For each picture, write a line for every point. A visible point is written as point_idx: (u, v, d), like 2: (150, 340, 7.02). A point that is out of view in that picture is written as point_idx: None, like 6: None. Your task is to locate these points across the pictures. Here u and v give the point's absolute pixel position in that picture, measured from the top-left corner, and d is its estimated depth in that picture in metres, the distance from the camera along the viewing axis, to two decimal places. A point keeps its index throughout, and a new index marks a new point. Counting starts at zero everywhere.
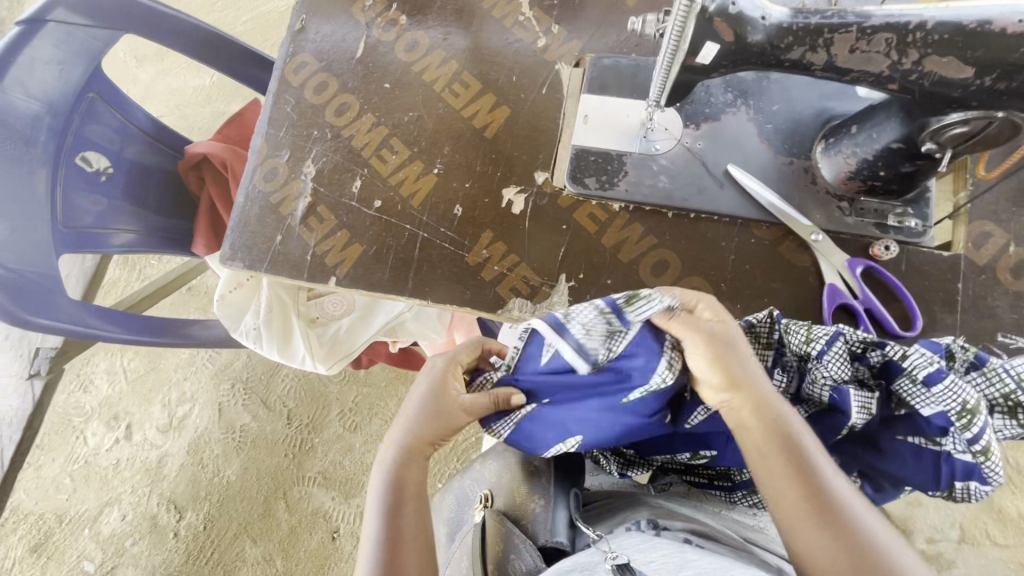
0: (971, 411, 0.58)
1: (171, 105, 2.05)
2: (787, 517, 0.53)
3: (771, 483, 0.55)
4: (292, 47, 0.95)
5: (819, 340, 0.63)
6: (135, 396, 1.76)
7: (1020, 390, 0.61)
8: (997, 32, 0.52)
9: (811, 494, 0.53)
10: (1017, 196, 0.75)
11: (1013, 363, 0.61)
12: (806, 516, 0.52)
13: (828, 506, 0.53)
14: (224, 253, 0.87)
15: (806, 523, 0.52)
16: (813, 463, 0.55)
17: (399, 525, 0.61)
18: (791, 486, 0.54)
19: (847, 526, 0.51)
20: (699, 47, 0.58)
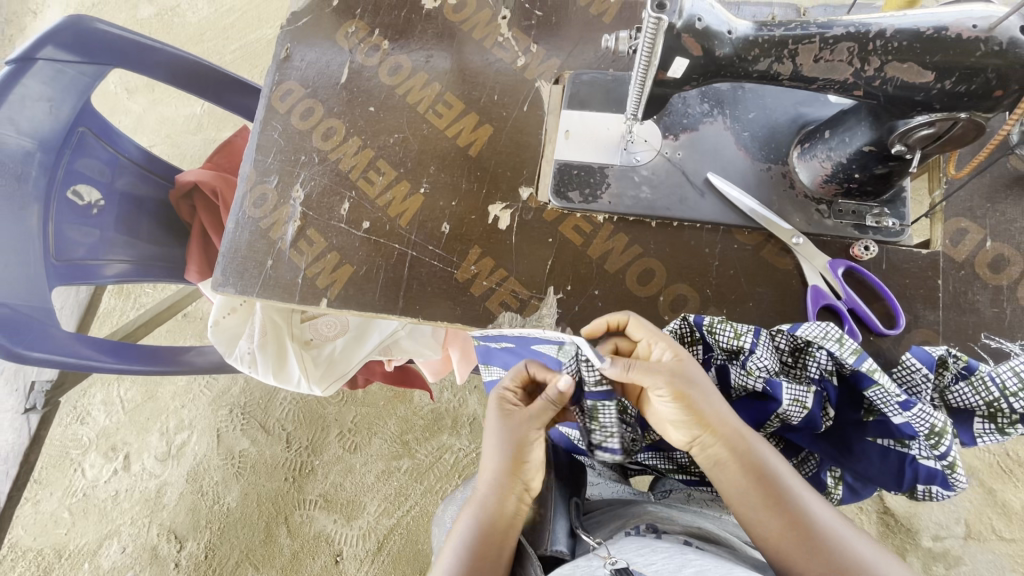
0: (938, 433, 0.61)
1: (162, 135, 2.08)
2: (773, 548, 0.58)
3: (754, 516, 0.59)
4: (278, 75, 0.97)
5: (748, 334, 0.66)
6: (132, 426, 1.76)
7: (1004, 399, 0.62)
8: (952, 37, 0.53)
9: (793, 523, 0.58)
10: (991, 192, 0.76)
11: (999, 370, 0.63)
12: (787, 543, 0.57)
13: (807, 538, 0.57)
14: (215, 279, 0.89)
15: (795, 553, 0.57)
16: (788, 494, 0.59)
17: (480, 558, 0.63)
18: (775, 519, 0.58)
19: (828, 548, 0.56)
20: (669, 62, 0.60)
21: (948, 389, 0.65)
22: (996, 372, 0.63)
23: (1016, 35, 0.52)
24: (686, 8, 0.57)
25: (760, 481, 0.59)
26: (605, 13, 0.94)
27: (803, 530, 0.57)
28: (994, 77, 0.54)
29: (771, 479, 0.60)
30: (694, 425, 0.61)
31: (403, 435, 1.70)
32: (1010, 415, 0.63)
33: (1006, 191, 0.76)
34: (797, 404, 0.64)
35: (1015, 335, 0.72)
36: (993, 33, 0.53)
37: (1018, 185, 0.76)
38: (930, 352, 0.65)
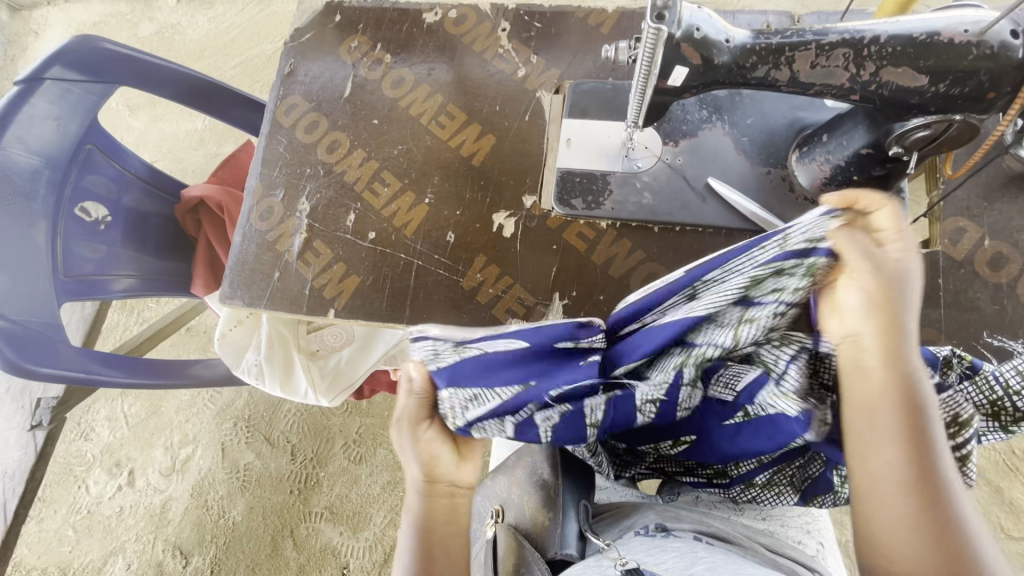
0: (963, 423, 0.61)
1: (164, 151, 2.10)
2: (879, 482, 0.49)
3: (873, 447, 0.50)
4: (282, 90, 0.99)
5: None
6: (136, 442, 1.76)
7: (1007, 397, 0.63)
8: (945, 42, 0.55)
9: (924, 471, 0.48)
10: (988, 191, 0.77)
11: (1003, 369, 0.63)
12: (900, 484, 0.49)
13: (928, 491, 0.48)
14: (223, 292, 0.90)
15: (904, 499, 0.48)
16: (931, 443, 0.49)
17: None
18: (901, 460, 0.49)
19: (947, 512, 0.47)
20: (669, 71, 0.61)
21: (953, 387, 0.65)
22: (1001, 369, 0.63)
23: (1007, 39, 0.53)
24: (685, 18, 0.58)
25: (906, 417, 0.49)
26: (604, 23, 0.95)
27: (933, 482, 0.48)
28: (987, 79, 0.55)
29: (920, 417, 0.49)
30: (873, 323, 0.51)
31: None
32: (1013, 414, 0.63)
33: (1002, 190, 0.77)
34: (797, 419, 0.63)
35: (1017, 332, 0.72)
36: (985, 37, 0.54)
37: (1014, 184, 0.77)
38: (934, 352, 0.64)
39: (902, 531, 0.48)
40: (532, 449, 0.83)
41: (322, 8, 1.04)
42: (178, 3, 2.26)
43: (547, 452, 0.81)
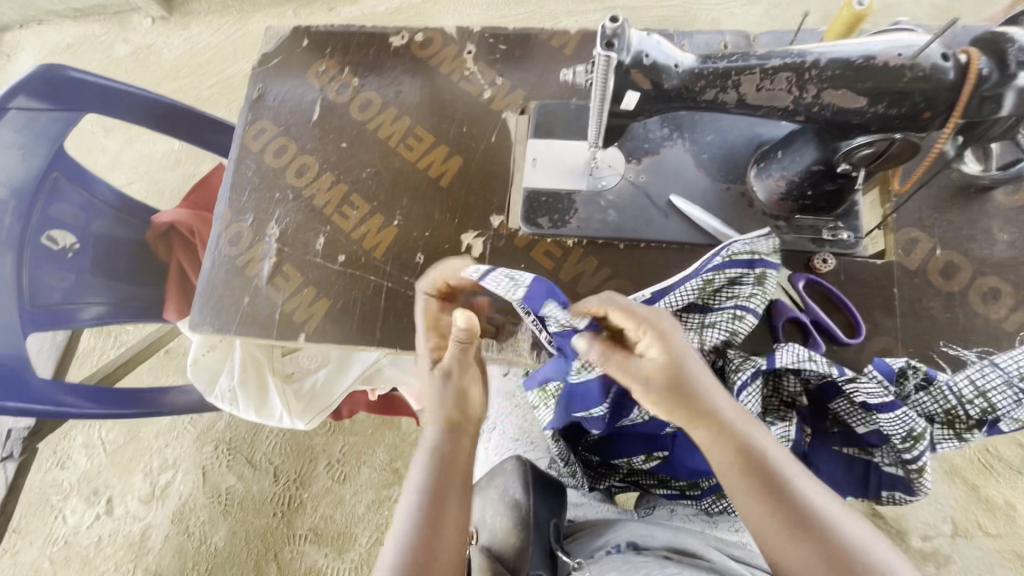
0: (915, 438, 0.63)
1: (140, 171, 2.08)
2: (765, 535, 0.54)
3: (752, 507, 0.55)
4: (251, 115, 0.99)
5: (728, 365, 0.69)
6: (115, 468, 1.73)
7: (960, 406, 0.65)
8: (881, 65, 0.57)
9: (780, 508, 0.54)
10: (938, 202, 0.80)
11: (956, 380, 0.65)
12: (779, 531, 0.53)
13: (836, 558, 0.50)
14: (193, 319, 0.89)
15: (784, 537, 0.53)
16: (790, 488, 0.54)
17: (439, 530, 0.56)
18: (760, 504, 0.54)
19: (817, 536, 0.52)
20: (621, 95, 0.63)
21: (909, 398, 0.67)
22: (954, 380, 0.65)
23: (937, 61, 0.56)
24: (634, 44, 0.60)
25: (756, 469, 0.56)
26: (567, 44, 0.97)
27: (794, 513, 0.53)
28: (921, 101, 0.57)
29: (761, 462, 0.57)
30: (668, 391, 0.60)
31: (392, 463, 1.68)
32: (967, 422, 0.66)
33: (952, 201, 0.80)
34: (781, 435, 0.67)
35: (970, 339, 0.75)
36: (917, 60, 0.56)
37: (963, 195, 0.80)
38: (890, 364, 0.67)
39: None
40: (505, 468, 0.83)
41: (290, 33, 1.04)
42: (153, 24, 2.26)
43: (519, 471, 0.81)
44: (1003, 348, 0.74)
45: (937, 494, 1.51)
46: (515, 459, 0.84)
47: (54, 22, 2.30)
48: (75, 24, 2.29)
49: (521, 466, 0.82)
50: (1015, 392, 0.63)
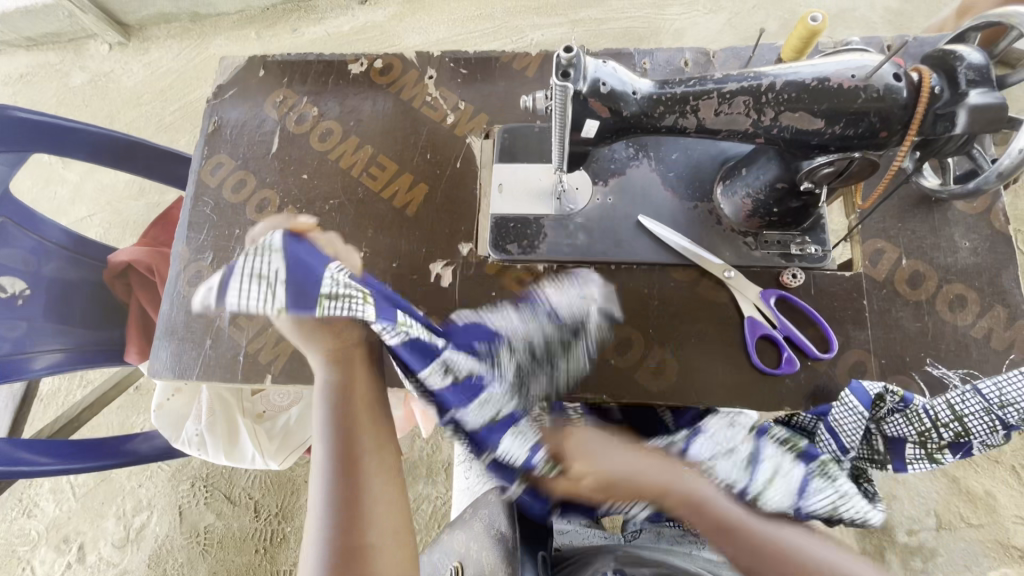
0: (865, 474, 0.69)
1: (103, 202, 2.02)
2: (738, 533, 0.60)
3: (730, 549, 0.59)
4: (207, 149, 0.96)
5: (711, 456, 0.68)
6: (85, 514, 1.66)
7: (936, 429, 0.66)
8: (835, 87, 0.57)
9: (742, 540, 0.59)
10: (900, 212, 0.81)
11: (933, 405, 0.66)
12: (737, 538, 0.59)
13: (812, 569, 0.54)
14: (152, 365, 0.86)
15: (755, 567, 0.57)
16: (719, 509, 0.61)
17: (354, 486, 0.55)
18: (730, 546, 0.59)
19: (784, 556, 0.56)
20: (581, 124, 0.62)
21: (884, 420, 0.68)
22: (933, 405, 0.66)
23: (890, 82, 0.56)
24: (590, 73, 0.59)
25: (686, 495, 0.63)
26: (529, 66, 0.96)
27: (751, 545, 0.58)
28: (877, 121, 0.57)
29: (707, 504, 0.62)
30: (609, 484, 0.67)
31: None
32: (939, 443, 0.67)
33: (914, 210, 0.80)
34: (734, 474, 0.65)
35: (940, 348, 0.75)
36: (870, 81, 0.56)
37: (924, 204, 0.81)
38: (867, 390, 0.68)
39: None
40: (490, 499, 0.79)
41: (245, 63, 1.01)
42: (111, 50, 2.19)
43: (504, 503, 0.77)
44: (972, 355, 0.74)
45: (920, 488, 1.53)
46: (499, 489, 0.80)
47: (6, 52, 2.23)
48: (29, 53, 2.22)
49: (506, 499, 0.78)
50: (991, 419, 0.65)
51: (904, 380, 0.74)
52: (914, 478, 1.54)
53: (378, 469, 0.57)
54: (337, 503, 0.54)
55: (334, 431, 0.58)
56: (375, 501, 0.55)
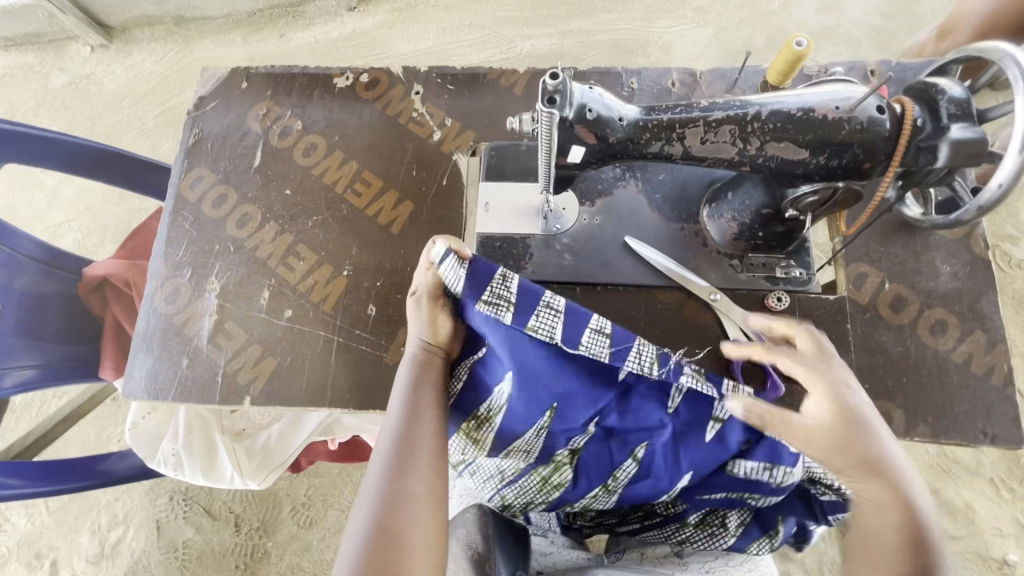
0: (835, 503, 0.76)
1: (82, 207, 1.97)
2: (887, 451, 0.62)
3: (856, 482, 0.62)
4: (187, 162, 0.94)
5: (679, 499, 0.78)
6: (59, 528, 1.62)
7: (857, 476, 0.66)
8: (820, 118, 0.57)
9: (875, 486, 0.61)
10: (883, 236, 0.81)
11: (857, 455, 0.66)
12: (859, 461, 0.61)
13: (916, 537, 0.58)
14: (127, 385, 0.83)
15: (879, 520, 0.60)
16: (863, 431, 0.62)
17: (402, 484, 0.64)
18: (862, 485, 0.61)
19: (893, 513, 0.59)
20: (567, 149, 0.61)
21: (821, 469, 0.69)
22: None
23: (874, 114, 0.56)
24: (576, 99, 0.58)
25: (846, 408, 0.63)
26: (516, 83, 0.96)
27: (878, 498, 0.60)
28: (860, 152, 0.57)
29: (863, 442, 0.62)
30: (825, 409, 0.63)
31: None
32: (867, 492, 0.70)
33: (897, 233, 0.81)
34: (717, 422, 0.73)
35: (922, 372, 0.76)
36: (854, 113, 0.56)
37: (906, 227, 0.81)
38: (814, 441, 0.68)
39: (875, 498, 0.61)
40: (467, 518, 0.80)
41: (227, 75, 1.00)
42: (92, 52, 2.15)
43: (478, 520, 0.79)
44: (953, 380, 0.75)
45: None
46: (476, 508, 0.82)
47: None
48: (7, 53, 2.17)
49: (482, 517, 0.79)
50: None
51: (886, 404, 0.75)
52: None
53: (423, 476, 0.65)
54: (383, 495, 0.63)
55: (393, 441, 0.66)
56: (414, 500, 0.63)
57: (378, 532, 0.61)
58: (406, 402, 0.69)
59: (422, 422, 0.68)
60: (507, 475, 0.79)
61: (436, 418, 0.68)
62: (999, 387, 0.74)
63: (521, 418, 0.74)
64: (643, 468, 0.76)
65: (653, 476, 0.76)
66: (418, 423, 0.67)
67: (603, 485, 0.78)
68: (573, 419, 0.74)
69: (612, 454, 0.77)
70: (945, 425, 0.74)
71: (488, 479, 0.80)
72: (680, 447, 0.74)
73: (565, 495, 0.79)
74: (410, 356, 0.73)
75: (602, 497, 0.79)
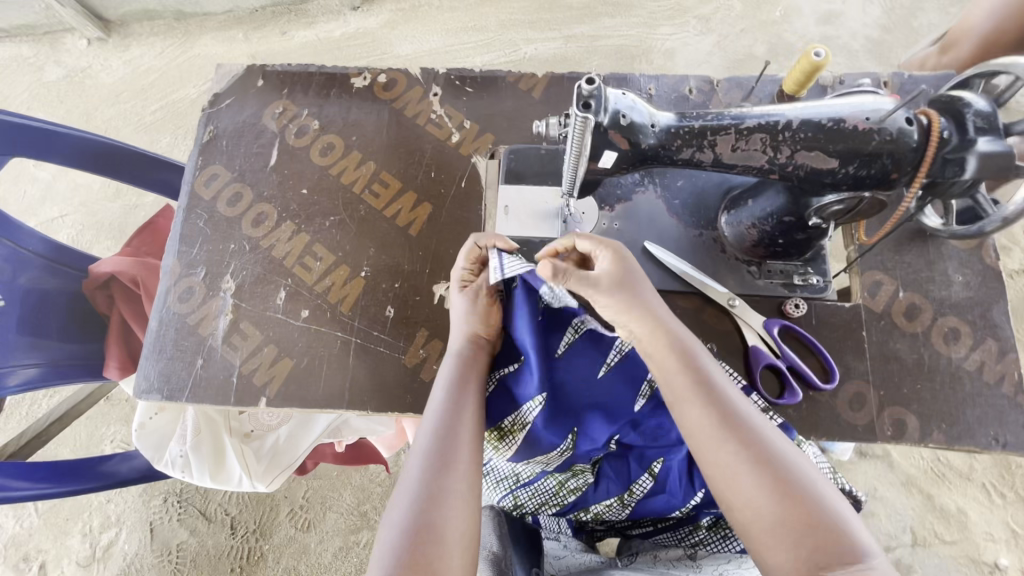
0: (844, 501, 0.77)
1: (77, 203, 1.93)
2: (699, 437, 0.60)
3: (717, 454, 0.58)
4: (201, 159, 0.93)
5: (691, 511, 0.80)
6: (49, 529, 1.59)
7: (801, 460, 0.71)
8: (850, 128, 0.58)
9: (752, 460, 0.57)
10: (898, 245, 0.83)
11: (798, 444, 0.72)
12: (718, 433, 0.59)
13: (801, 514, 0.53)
14: (139, 385, 0.82)
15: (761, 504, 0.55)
16: (727, 399, 0.61)
17: (445, 479, 0.60)
18: (733, 460, 0.57)
19: (788, 488, 0.54)
20: (599, 154, 0.62)
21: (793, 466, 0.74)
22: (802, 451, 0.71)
23: (903, 125, 0.57)
24: (611, 105, 0.59)
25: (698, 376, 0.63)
26: (534, 87, 0.96)
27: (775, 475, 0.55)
28: (889, 163, 0.58)
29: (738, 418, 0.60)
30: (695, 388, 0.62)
31: (361, 506, 1.59)
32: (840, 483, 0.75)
33: (911, 243, 0.83)
34: None
35: (936, 379, 0.77)
36: (884, 124, 0.58)
37: (920, 237, 0.83)
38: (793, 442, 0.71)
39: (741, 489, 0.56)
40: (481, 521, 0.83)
41: (243, 72, 0.99)
42: (89, 45, 2.12)
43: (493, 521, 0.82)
44: (966, 388, 0.77)
45: (895, 504, 1.56)
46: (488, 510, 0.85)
47: None
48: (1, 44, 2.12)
49: (495, 518, 0.82)
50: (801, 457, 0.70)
51: (901, 411, 0.76)
52: (891, 493, 1.57)
53: (464, 477, 0.61)
54: (423, 491, 0.59)
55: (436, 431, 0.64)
56: (455, 497, 0.59)
57: (419, 524, 0.57)
58: (450, 396, 0.68)
59: (463, 419, 0.66)
60: (523, 479, 0.82)
61: (478, 418, 0.67)
62: (1010, 396, 0.76)
63: (545, 441, 0.76)
64: (657, 483, 0.78)
65: (668, 490, 0.78)
66: (461, 419, 0.66)
67: (619, 497, 0.80)
68: (596, 440, 0.76)
69: (629, 468, 0.80)
70: (958, 433, 0.75)
71: (501, 481, 0.84)
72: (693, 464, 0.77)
73: (580, 501, 0.82)
74: (454, 353, 0.73)
75: (615, 509, 0.81)
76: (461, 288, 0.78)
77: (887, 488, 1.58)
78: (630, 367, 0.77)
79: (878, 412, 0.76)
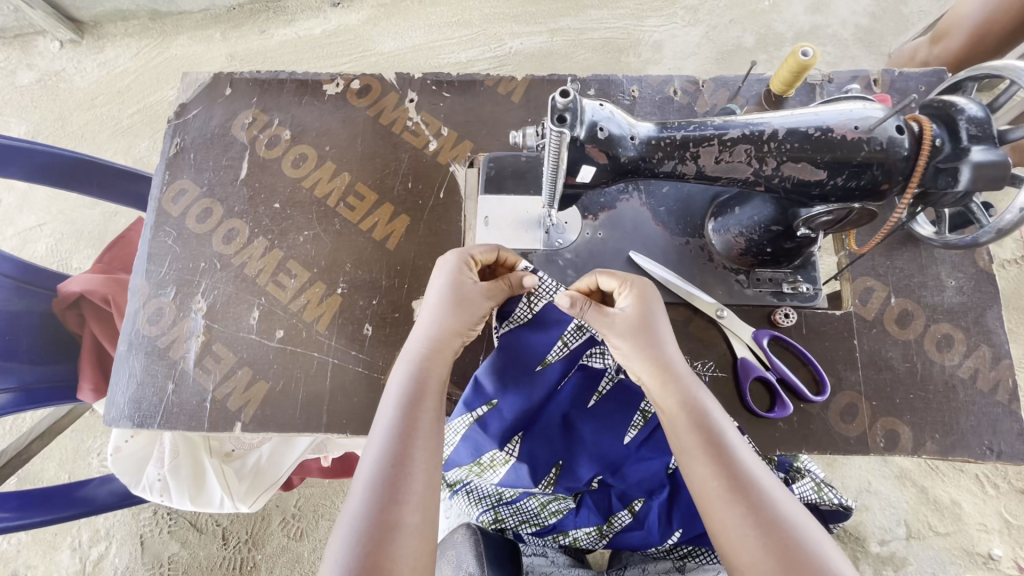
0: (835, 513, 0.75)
1: (54, 211, 1.88)
2: (706, 502, 0.56)
3: (715, 501, 0.55)
4: (168, 174, 0.89)
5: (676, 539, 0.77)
6: (37, 545, 1.56)
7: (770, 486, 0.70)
8: (838, 138, 0.56)
9: (751, 512, 0.53)
10: (889, 249, 0.80)
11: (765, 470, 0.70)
12: (716, 480, 0.56)
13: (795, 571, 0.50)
14: (109, 413, 0.79)
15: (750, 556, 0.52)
16: (743, 466, 0.57)
17: (396, 510, 0.55)
18: (731, 509, 0.54)
19: (786, 545, 0.51)
20: (576, 169, 0.59)
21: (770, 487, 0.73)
22: None
23: (893, 134, 0.55)
24: (588, 116, 0.56)
25: (708, 433, 0.59)
26: (514, 90, 0.92)
27: (769, 526, 0.52)
28: (879, 173, 0.56)
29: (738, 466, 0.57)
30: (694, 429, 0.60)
31: None
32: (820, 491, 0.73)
33: (903, 246, 0.80)
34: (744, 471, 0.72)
35: (929, 388, 0.75)
36: (874, 133, 0.55)
37: (911, 241, 0.81)
38: None
39: (751, 566, 0.51)
40: (457, 539, 0.77)
41: (210, 80, 0.95)
42: (62, 48, 2.05)
43: (472, 542, 0.75)
44: (959, 397, 0.75)
45: (890, 498, 1.52)
46: (464, 528, 0.78)
47: None
48: None
49: (473, 537, 0.76)
50: None
51: (892, 421, 0.74)
52: (885, 487, 1.53)
53: (417, 500, 0.56)
54: (372, 521, 0.54)
55: (393, 450, 0.58)
56: (410, 526, 0.54)
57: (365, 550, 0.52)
58: (410, 412, 0.61)
59: (422, 439, 0.60)
60: (506, 497, 0.80)
61: (436, 433, 0.61)
62: (1004, 404, 0.74)
63: (528, 478, 0.75)
64: (636, 519, 0.77)
65: (645, 527, 0.77)
66: (421, 440, 0.60)
67: (598, 528, 0.79)
68: (580, 477, 0.76)
69: (611, 501, 0.79)
70: (952, 442, 0.73)
71: (484, 497, 0.80)
72: (672, 505, 0.77)
73: (559, 525, 0.80)
74: (420, 353, 0.67)
75: (593, 538, 0.80)
76: (447, 276, 0.70)
77: (881, 482, 1.53)
78: (621, 401, 0.76)
79: (870, 424, 0.74)
